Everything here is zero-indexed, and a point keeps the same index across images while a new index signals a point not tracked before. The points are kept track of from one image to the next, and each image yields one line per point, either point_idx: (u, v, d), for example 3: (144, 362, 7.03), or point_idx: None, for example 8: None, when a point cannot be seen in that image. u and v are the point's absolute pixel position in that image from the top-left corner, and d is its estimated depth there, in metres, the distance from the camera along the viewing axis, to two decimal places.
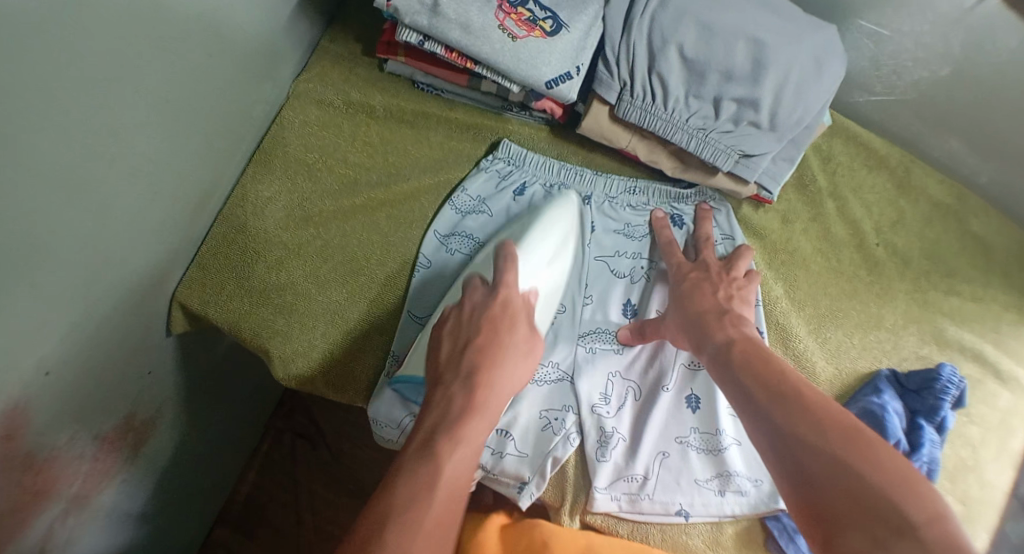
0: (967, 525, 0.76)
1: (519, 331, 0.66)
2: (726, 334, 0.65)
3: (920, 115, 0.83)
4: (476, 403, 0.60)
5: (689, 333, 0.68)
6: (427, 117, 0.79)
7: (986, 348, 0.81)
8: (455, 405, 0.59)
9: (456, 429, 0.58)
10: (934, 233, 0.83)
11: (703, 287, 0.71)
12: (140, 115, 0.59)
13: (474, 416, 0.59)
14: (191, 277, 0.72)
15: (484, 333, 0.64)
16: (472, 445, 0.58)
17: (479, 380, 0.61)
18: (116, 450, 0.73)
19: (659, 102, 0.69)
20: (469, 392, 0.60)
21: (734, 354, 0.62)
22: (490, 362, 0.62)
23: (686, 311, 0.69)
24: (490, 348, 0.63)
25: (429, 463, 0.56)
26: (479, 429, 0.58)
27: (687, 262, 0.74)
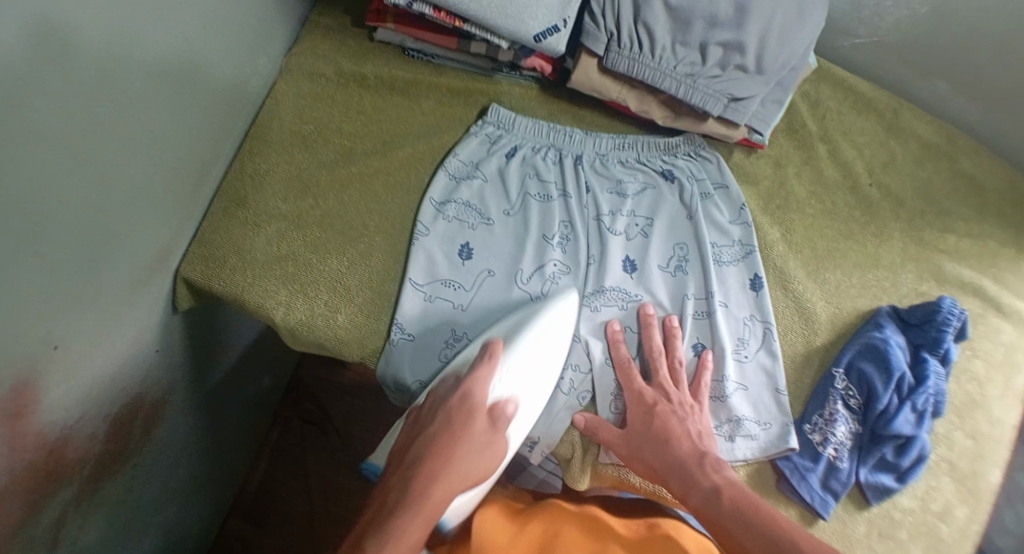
0: (977, 459, 0.77)
1: (478, 427, 0.68)
2: (712, 482, 0.64)
3: (902, 57, 0.85)
4: (415, 502, 0.62)
5: (671, 474, 0.66)
6: (418, 84, 0.80)
7: (986, 283, 0.81)
8: (394, 495, 0.63)
9: (389, 521, 0.61)
10: (925, 172, 0.84)
11: (671, 424, 0.67)
12: (141, 81, 0.60)
13: (418, 514, 0.61)
14: (193, 252, 0.72)
15: (444, 436, 0.66)
16: (408, 535, 0.60)
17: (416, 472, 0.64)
18: (128, 432, 0.71)
19: (647, 51, 0.70)
20: (403, 482, 0.64)
21: (723, 506, 0.62)
22: (439, 453, 0.65)
23: (663, 454, 0.66)
24: (438, 444, 0.66)
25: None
26: (412, 532, 0.60)
27: (649, 390, 0.69)
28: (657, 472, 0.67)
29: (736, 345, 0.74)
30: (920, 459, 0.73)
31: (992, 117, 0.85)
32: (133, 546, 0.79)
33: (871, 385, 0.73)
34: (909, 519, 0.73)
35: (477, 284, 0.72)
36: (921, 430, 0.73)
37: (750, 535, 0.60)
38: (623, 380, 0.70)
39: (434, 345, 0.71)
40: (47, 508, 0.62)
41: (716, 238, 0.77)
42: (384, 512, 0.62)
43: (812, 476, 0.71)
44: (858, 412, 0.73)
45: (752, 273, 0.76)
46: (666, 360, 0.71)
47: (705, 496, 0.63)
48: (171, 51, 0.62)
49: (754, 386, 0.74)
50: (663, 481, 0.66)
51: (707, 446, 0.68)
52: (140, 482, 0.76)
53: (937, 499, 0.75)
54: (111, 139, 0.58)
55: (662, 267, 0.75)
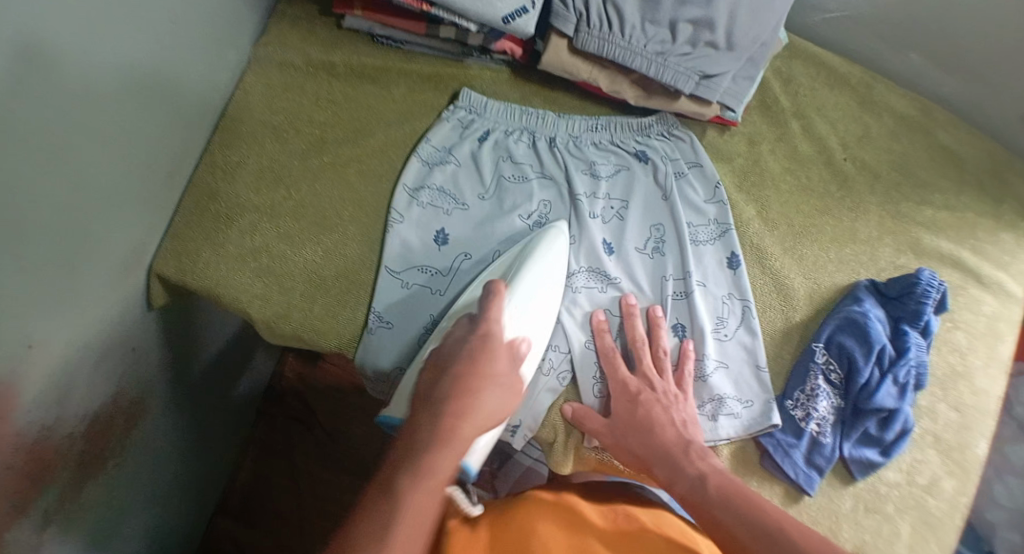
0: (962, 431, 0.77)
1: (495, 355, 0.63)
2: (698, 469, 0.64)
3: (873, 30, 0.85)
4: (447, 427, 0.59)
5: (656, 463, 0.66)
6: (389, 71, 0.79)
7: (964, 255, 0.81)
8: (420, 438, 0.58)
9: (421, 457, 0.57)
10: (900, 145, 0.84)
11: (656, 412, 0.67)
12: (108, 74, 0.59)
13: (427, 484, 0.56)
14: (166, 247, 0.71)
15: (469, 374, 0.61)
16: (419, 505, 0.54)
17: (446, 410, 0.60)
18: (108, 432, 0.70)
19: (616, 30, 0.69)
20: (434, 423, 0.59)
21: (710, 493, 0.61)
22: (462, 392, 0.61)
23: (649, 444, 0.67)
24: (464, 383, 0.61)
25: (386, 501, 0.55)
26: (446, 458, 0.57)
27: (632, 379, 0.69)
28: (644, 461, 0.67)
29: (715, 324, 0.74)
30: (903, 432, 0.73)
31: (967, 87, 0.85)
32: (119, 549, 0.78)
33: (852, 358, 0.72)
34: (896, 493, 0.73)
35: (454, 268, 0.72)
36: (904, 403, 0.73)
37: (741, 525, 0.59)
38: (606, 369, 0.70)
39: (411, 332, 0.70)
40: (29, 511, 0.61)
41: (692, 218, 0.77)
42: (416, 436, 0.59)
43: (796, 453, 0.71)
44: (840, 386, 0.73)
45: (729, 251, 0.76)
46: (649, 347, 0.71)
47: (691, 484, 0.63)
48: (138, 44, 0.61)
49: (735, 364, 0.73)
50: (650, 470, 0.66)
51: (692, 435, 0.67)
52: (123, 485, 0.75)
53: (923, 472, 0.75)
54: (78, 133, 0.57)
55: (638, 249, 0.75)
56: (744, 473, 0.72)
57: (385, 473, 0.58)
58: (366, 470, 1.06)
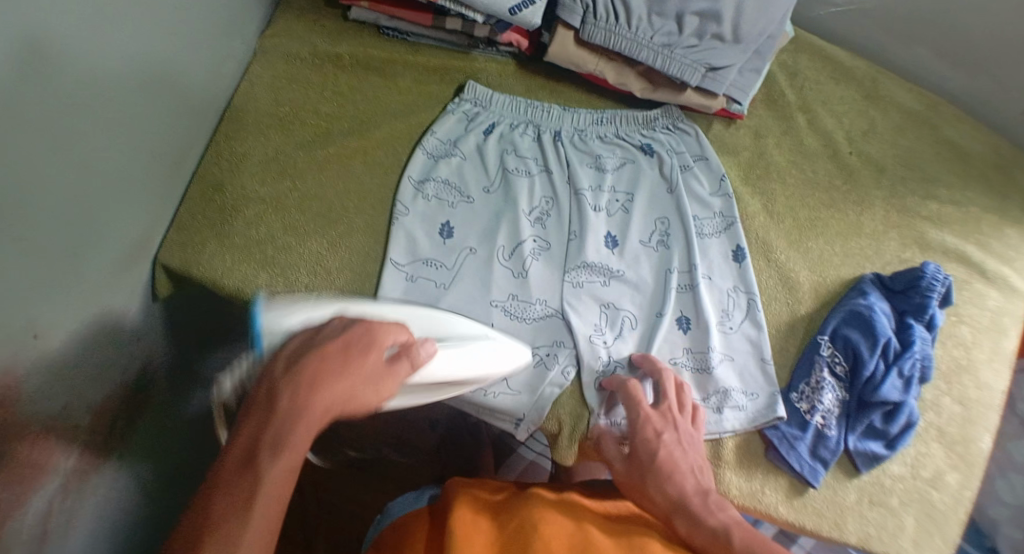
0: (966, 425, 0.77)
1: (369, 344, 0.51)
2: (718, 520, 0.59)
3: (879, 24, 0.85)
4: (292, 403, 0.47)
5: (676, 512, 0.61)
6: (395, 63, 0.79)
7: (969, 249, 0.81)
8: (279, 404, 0.47)
9: (274, 426, 0.47)
10: (906, 139, 0.84)
11: (677, 457, 0.64)
12: (115, 64, 0.59)
13: (291, 451, 0.46)
14: (172, 238, 0.71)
15: (324, 358, 0.49)
16: (282, 476, 0.46)
17: (303, 375, 0.48)
18: (114, 420, 0.69)
19: (623, 21, 0.69)
20: (292, 389, 0.48)
21: (734, 546, 0.57)
22: (328, 358, 0.49)
23: (668, 490, 0.62)
24: (330, 349, 0.50)
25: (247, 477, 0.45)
26: (305, 431, 0.47)
27: (652, 417, 0.65)
28: (661, 511, 0.62)
29: (720, 317, 0.74)
30: (908, 425, 0.73)
31: (972, 82, 0.85)
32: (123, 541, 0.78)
33: (857, 351, 0.72)
34: (900, 486, 0.73)
35: (457, 263, 0.71)
36: (909, 396, 0.73)
37: None
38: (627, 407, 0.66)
39: None
40: (35, 501, 0.59)
41: (698, 211, 0.77)
42: (260, 412, 0.47)
43: (801, 445, 0.71)
44: (845, 379, 0.73)
45: (735, 244, 0.76)
46: (669, 386, 0.68)
47: (712, 535, 0.58)
48: (144, 31, 0.62)
49: (740, 356, 0.73)
50: (668, 519, 0.61)
51: (707, 482, 0.64)
52: (131, 475, 0.74)
53: (927, 466, 0.75)
54: (87, 121, 0.57)
55: (643, 241, 0.75)
56: (749, 466, 0.71)
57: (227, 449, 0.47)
58: None
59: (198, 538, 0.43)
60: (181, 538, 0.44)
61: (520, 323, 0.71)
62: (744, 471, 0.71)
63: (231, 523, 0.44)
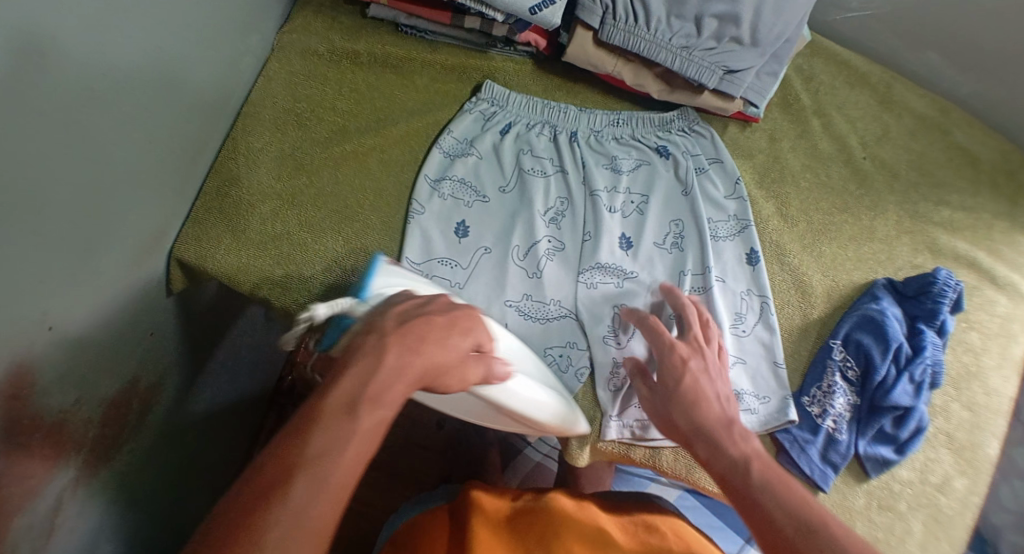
0: (975, 430, 0.78)
1: (464, 328, 0.53)
2: (740, 450, 0.60)
3: (894, 29, 0.85)
4: (397, 359, 0.47)
5: (698, 437, 0.62)
6: (412, 61, 0.79)
7: (980, 255, 0.82)
8: (383, 364, 0.46)
9: (378, 377, 0.45)
10: (919, 145, 0.84)
11: (704, 385, 0.64)
12: (134, 58, 0.59)
13: (382, 412, 0.45)
14: (187, 232, 0.71)
15: (427, 328, 0.50)
16: (367, 437, 0.44)
17: (406, 340, 0.48)
18: (123, 414, 0.69)
19: (642, 23, 0.69)
20: (398, 352, 0.47)
21: (751, 474, 0.57)
22: (432, 333, 0.50)
23: (689, 414, 0.63)
24: (430, 325, 0.50)
25: (342, 426, 0.43)
26: (400, 394, 0.46)
27: (680, 349, 0.66)
28: (680, 434, 0.63)
29: (733, 320, 0.74)
30: (918, 430, 0.74)
31: (986, 89, 0.86)
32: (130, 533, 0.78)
33: (869, 355, 0.73)
34: (909, 491, 0.74)
35: (473, 262, 0.71)
36: (920, 401, 0.73)
37: (777, 505, 0.54)
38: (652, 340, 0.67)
39: None
40: (46, 492, 0.59)
41: (712, 214, 0.77)
42: (365, 357, 0.46)
43: (812, 449, 0.71)
44: (856, 383, 0.73)
45: (749, 247, 0.76)
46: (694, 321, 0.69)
47: (731, 465, 0.59)
48: (163, 24, 0.61)
49: (753, 359, 0.74)
50: (685, 443, 0.62)
51: (732, 411, 0.65)
52: (141, 470, 0.74)
53: (936, 471, 0.75)
54: (105, 115, 0.57)
55: (658, 243, 0.75)
56: None
57: (320, 388, 0.45)
58: None
59: (290, 474, 0.40)
60: (268, 473, 0.41)
61: (534, 323, 0.71)
62: None
63: (317, 474, 0.41)
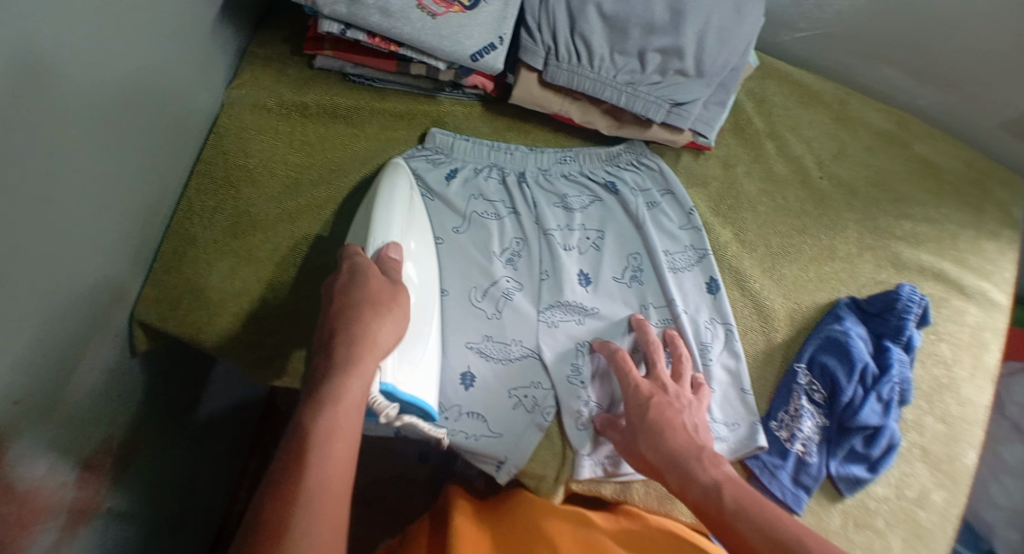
0: (951, 442, 0.77)
1: (381, 289, 0.56)
2: (711, 477, 0.60)
3: (848, 48, 0.84)
4: (342, 361, 0.51)
5: (671, 469, 0.62)
6: (360, 110, 0.78)
7: (946, 267, 0.81)
8: (324, 376, 0.51)
9: (325, 394, 0.49)
10: (877, 159, 0.84)
11: (669, 414, 0.65)
12: (79, 130, 0.59)
13: (335, 408, 0.49)
14: (147, 294, 0.72)
15: (354, 308, 0.54)
16: (336, 438, 0.48)
17: (336, 340, 0.52)
18: (99, 476, 0.70)
19: (585, 61, 0.69)
20: (330, 357, 0.51)
21: (724, 500, 0.57)
22: (355, 318, 0.53)
23: (660, 444, 0.63)
24: (351, 310, 0.54)
25: (304, 443, 0.47)
26: (353, 389, 0.50)
27: (644, 383, 0.67)
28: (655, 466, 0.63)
29: (699, 351, 0.73)
30: (889, 448, 0.73)
31: (944, 98, 0.85)
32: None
33: (834, 378, 0.73)
34: (885, 507, 0.73)
35: None
36: (890, 419, 0.73)
37: (755, 531, 0.54)
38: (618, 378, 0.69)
39: None
40: None
41: (669, 246, 0.76)
42: (310, 400, 0.49)
43: (783, 473, 0.71)
44: (824, 405, 0.73)
45: (708, 276, 0.76)
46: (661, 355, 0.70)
47: (705, 491, 0.59)
48: (105, 99, 0.61)
49: (718, 388, 0.73)
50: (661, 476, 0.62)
51: (702, 439, 0.65)
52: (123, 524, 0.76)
53: (912, 486, 0.75)
54: (51, 190, 0.57)
55: (616, 278, 0.75)
56: None
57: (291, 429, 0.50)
58: None
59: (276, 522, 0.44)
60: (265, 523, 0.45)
61: (496, 365, 0.71)
62: None
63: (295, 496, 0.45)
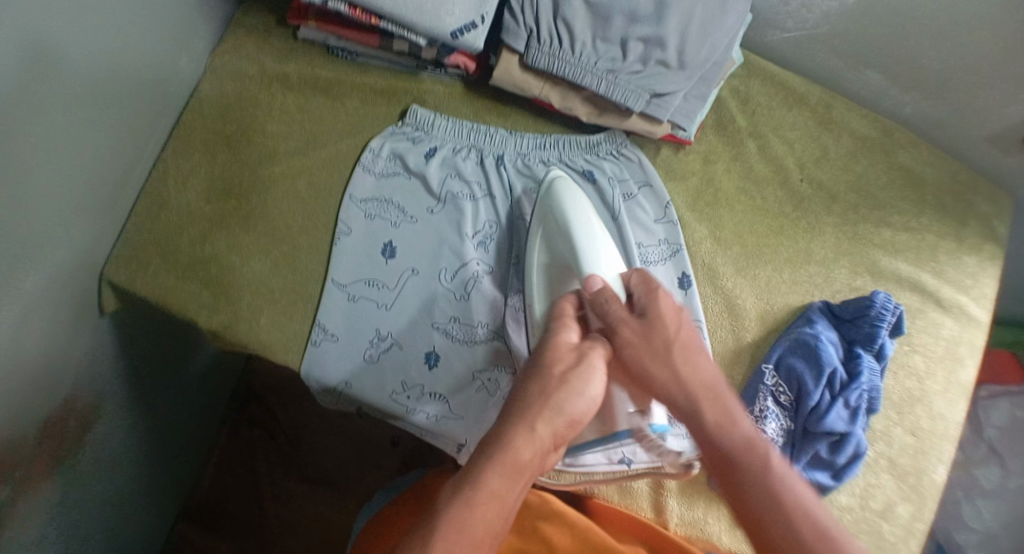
0: (920, 456, 0.76)
1: (563, 353, 0.53)
2: (747, 436, 0.51)
3: (835, 52, 0.83)
4: (533, 426, 0.48)
5: (705, 409, 0.53)
6: (341, 84, 0.79)
7: (924, 277, 0.81)
8: (514, 439, 0.47)
9: (485, 470, 0.45)
10: (860, 166, 0.83)
11: (693, 345, 0.56)
12: (55, 82, 0.58)
13: (502, 479, 0.45)
14: (118, 254, 0.71)
15: (557, 355, 0.53)
16: (482, 517, 0.44)
17: (553, 395, 0.50)
18: (60, 436, 0.70)
19: (567, 46, 0.69)
20: (548, 417, 0.49)
21: (767, 460, 0.50)
22: (570, 376, 0.51)
23: (686, 379, 0.54)
24: (559, 363, 0.53)
25: (449, 518, 0.43)
26: (527, 462, 0.47)
27: (668, 309, 0.57)
28: (670, 395, 0.54)
29: None
30: (857, 456, 0.71)
31: (931, 108, 0.85)
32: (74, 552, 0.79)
33: (801, 381, 0.71)
34: (848, 517, 0.72)
35: (400, 283, 0.71)
36: (856, 427, 0.71)
37: (807, 518, 0.47)
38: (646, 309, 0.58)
39: (359, 344, 0.69)
40: None
41: (642, 238, 0.76)
42: (469, 460, 0.47)
43: None
44: (789, 408, 0.72)
45: (681, 271, 0.75)
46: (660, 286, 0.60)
47: (742, 447, 0.51)
48: (86, 54, 0.61)
49: None
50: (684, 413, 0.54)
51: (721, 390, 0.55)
52: (79, 488, 0.76)
53: (877, 497, 0.74)
54: (25, 139, 0.57)
55: None
56: (690, 493, 0.72)
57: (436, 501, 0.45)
58: (327, 480, 1.09)
59: None
60: None
61: (460, 346, 0.70)
62: (685, 499, 0.71)
63: None
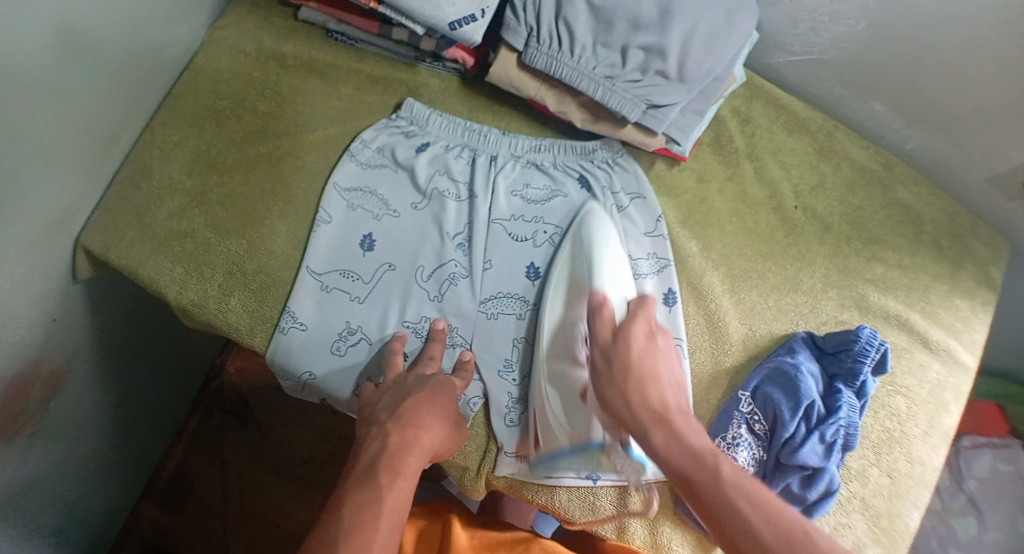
0: (896, 500, 0.74)
1: (437, 388, 0.63)
2: (699, 445, 0.54)
3: (842, 80, 0.82)
4: (402, 437, 0.59)
5: (660, 428, 0.56)
6: (337, 69, 0.78)
7: (913, 317, 0.79)
8: (378, 444, 0.59)
9: (382, 465, 0.57)
10: (856, 198, 0.81)
11: (656, 363, 0.59)
12: (47, 41, 0.57)
13: (388, 475, 0.56)
14: (94, 220, 0.69)
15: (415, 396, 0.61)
16: (390, 503, 0.54)
17: (409, 415, 0.60)
18: (21, 399, 0.68)
19: (566, 49, 0.68)
20: (403, 427, 0.59)
21: (717, 469, 0.53)
22: (421, 404, 0.61)
23: (643, 401, 0.57)
24: (414, 397, 0.61)
25: (355, 510, 0.52)
26: (415, 461, 0.58)
27: (639, 336, 0.60)
28: (628, 421, 0.57)
29: None
30: (828, 493, 0.67)
31: (933, 146, 0.83)
32: (27, 521, 0.77)
33: (778, 410, 0.69)
34: None
35: (375, 278, 0.70)
36: (831, 463, 0.67)
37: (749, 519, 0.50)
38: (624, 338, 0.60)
39: (328, 336, 0.68)
40: None
41: (631, 250, 0.75)
42: (360, 477, 0.56)
43: None
44: (763, 437, 0.70)
45: (667, 287, 0.73)
46: (646, 310, 0.61)
47: (693, 456, 0.54)
48: (83, 14, 0.60)
49: None
50: (640, 432, 0.56)
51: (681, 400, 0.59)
52: (36, 454, 0.74)
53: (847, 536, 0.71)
54: (12, 93, 0.56)
55: None
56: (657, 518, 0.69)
57: (336, 499, 0.55)
58: (293, 473, 1.07)
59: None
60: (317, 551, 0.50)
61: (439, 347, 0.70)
62: (649, 521, 0.68)
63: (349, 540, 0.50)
